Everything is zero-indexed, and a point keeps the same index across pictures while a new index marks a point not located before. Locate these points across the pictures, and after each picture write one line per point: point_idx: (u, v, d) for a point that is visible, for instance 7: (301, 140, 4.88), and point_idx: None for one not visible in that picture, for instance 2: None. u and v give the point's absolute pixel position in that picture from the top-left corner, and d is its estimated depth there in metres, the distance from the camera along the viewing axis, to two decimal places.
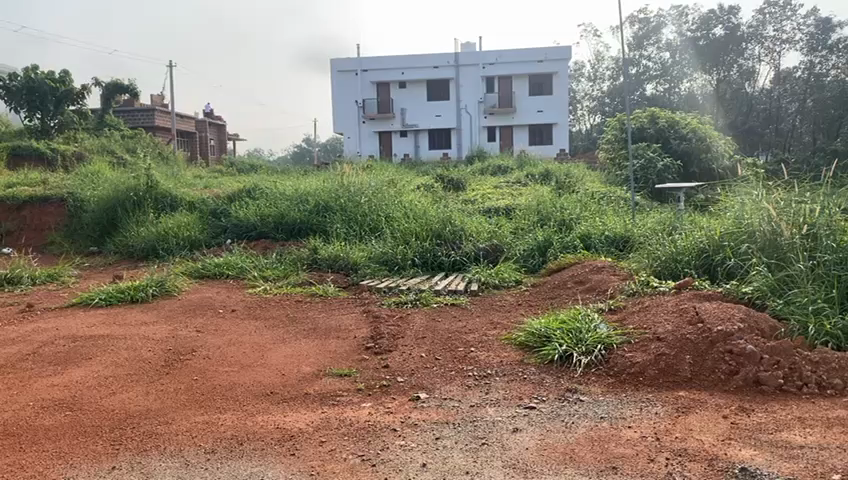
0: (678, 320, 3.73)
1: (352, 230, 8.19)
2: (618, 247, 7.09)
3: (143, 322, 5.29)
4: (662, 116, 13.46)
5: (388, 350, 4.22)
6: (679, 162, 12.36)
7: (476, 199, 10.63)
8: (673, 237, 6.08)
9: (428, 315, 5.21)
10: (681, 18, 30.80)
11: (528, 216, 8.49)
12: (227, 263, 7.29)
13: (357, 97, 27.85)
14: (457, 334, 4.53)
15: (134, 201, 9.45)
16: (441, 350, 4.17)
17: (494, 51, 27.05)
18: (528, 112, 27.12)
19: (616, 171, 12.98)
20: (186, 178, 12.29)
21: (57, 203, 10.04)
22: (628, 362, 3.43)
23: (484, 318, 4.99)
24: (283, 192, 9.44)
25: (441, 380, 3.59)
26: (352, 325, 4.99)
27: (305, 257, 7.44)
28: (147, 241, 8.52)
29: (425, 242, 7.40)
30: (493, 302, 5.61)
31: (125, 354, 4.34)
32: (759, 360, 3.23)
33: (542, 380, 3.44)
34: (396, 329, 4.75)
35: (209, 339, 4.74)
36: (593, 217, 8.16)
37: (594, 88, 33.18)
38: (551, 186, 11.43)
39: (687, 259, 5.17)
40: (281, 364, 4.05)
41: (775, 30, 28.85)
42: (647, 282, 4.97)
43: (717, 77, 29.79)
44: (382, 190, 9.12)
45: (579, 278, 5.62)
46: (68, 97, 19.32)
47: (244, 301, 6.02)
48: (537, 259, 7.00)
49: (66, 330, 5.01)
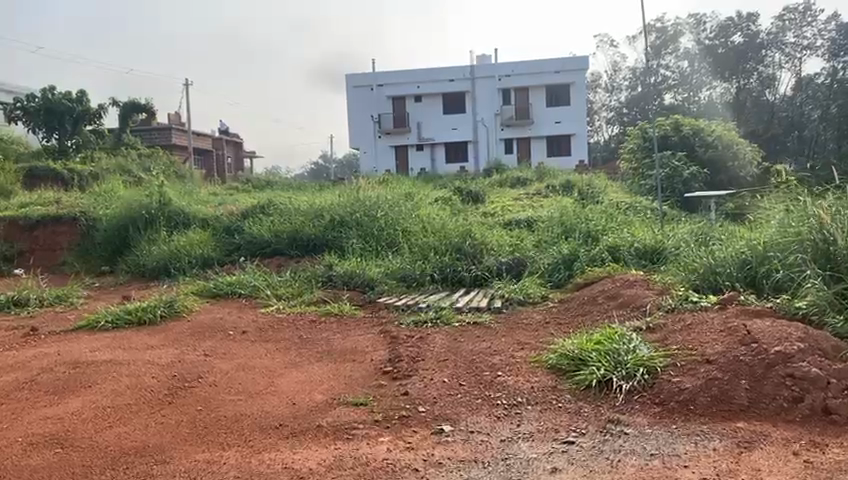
0: (728, 340, 3.37)
1: (369, 245, 7.92)
2: (649, 260, 6.71)
3: (149, 345, 5.01)
4: (686, 123, 13.10)
5: (408, 374, 3.90)
6: (706, 170, 11.92)
7: (497, 211, 10.29)
8: (709, 248, 5.72)
9: (449, 335, 4.87)
10: (698, 27, 30.37)
11: (551, 228, 8.13)
12: (239, 281, 7.04)
13: (373, 111, 27.71)
14: (481, 357, 4.20)
15: (146, 219, 9.25)
16: (465, 375, 3.84)
17: (509, 63, 26.81)
18: (545, 123, 26.85)
19: (640, 180, 12.59)
20: (202, 196, 12.14)
21: (70, 222, 9.82)
22: (676, 389, 3.06)
23: (510, 338, 4.65)
24: (298, 207, 9.19)
25: (467, 410, 3.25)
26: (368, 347, 4.67)
27: (320, 274, 7.15)
28: (161, 260, 8.28)
29: (445, 257, 7.08)
30: (519, 320, 5.25)
31: (127, 382, 4.06)
32: (825, 386, 2.88)
33: (579, 409, 3.10)
34: (415, 351, 4.43)
35: (217, 364, 4.44)
36: (618, 229, 7.80)
37: (611, 99, 32.82)
38: (574, 197, 11.09)
39: (726, 270, 4.81)
40: (293, 391, 3.75)
41: (795, 36, 28.57)
42: (686, 297, 4.62)
43: (736, 85, 29.37)
44: (400, 204, 8.85)
45: (610, 293, 5.30)
46: (84, 118, 19.40)
47: (256, 322, 5.73)
48: (563, 272, 6.63)
49: (69, 356, 4.75)
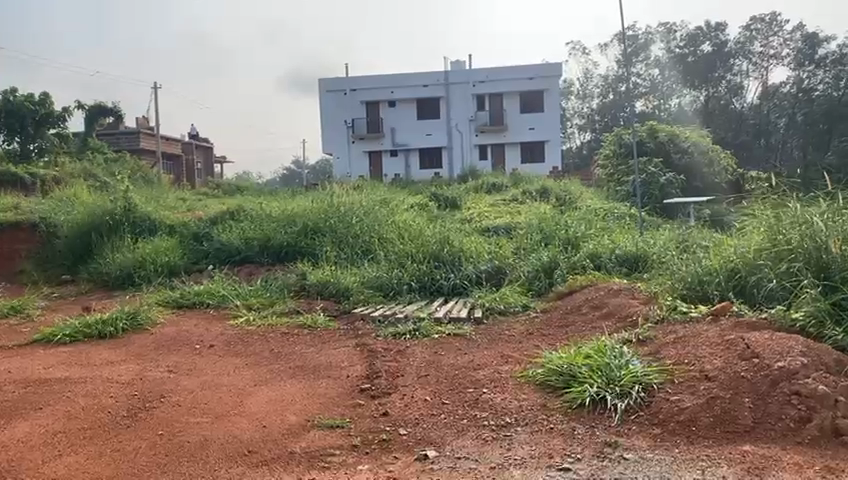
0: (726, 354, 3.19)
1: (343, 253, 7.66)
2: (632, 267, 6.55)
3: (109, 361, 4.69)
4: (662, 130, 13.08)
5: (386, 392, 3.66)
6: (682, 177, 11.86)
7: (474, 218, 10.09)
8: (694, 256, 5.58)
9: (429, 348, 4.64)
10: (669, 35, 30.63)
11: (531, 234, 7.95)
12: (208, 291, 6.73)
13: (347, 116, 27.46)
14: (464, 371, 3.98)
15: (110, 226, 8.86)
16: (448, 392, 3.61)
17: (484, 70, 26.72)
18: (519, 129, 26.81)
19: (616, 187, 12.51)
20: (170, 202, 11.73)
21: (30, 229, 9.38)
22: (676, 408, 2.88)
23: (493, 351, 4.44)
24: (270, 214, 8.88)
25: (452, 433, 3.02)
26: (344, 362, 4.41)
27: (293, 283, 6.87)
28: (124, 268, 7.91)
29: (422, 265, 6.86)
30: (501, 331, 5.04)
31: (83, 402, 3.75)
32: (833, 404, 2.71)
33: (573, 431, 2.89)
34: (394, 366, 4.18)
35: (182, 381, 4.15)
36: (599, 236, 7.66)
37: (583, 106, 32.90)
38: (551, 203, 10.95)
39: (714, 280, 4.67)
40: (264, 412, 3.48)
41: (762, 45, 29.14)
42: (674, 307, 4.46)
43: (705, 93, 29.64)
44: (375, 210, 8.60)
45: (594, 302, 5.18)
46: (47, 121, 18.77)
47: (224, 335, 5.43)
48: (544, 280, 6.44)
49: (20, 373, 4.42)
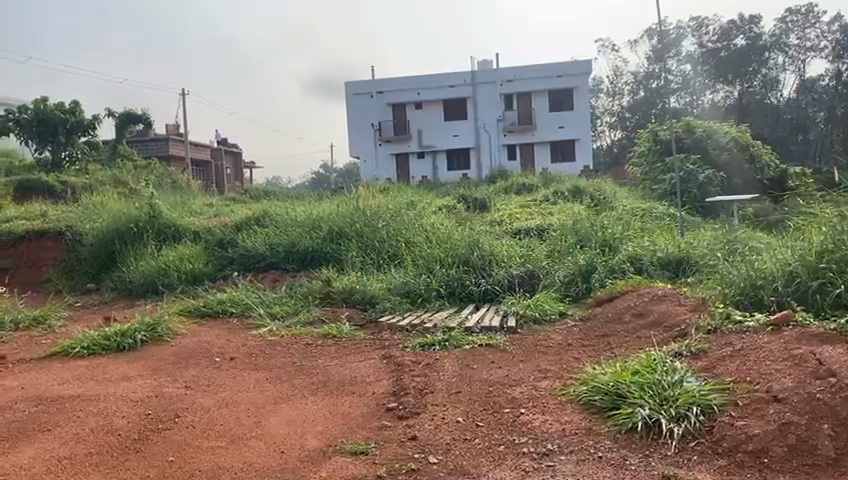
0: (796, 373, 2.84)
1: (370, 258, 7.41)
2: (676, 271, 6.16)
3: (125, 375, 4.49)
4: (699, 126, 12.57)
5: (415, 413, 3.36)
6: (722, 174, 11.37)
7: (504, 219, 9.74)
8: (746, 258, 5.20)
9: (460, 360, 4.34)
10: (700, 30, 29.47)
11: (565, 235, 7.59)
12: (231, 299, 6.52)
13: (373, 119, 27.30)
14: (499, 388, 3.67)
15: (134, 233, 8.73)
16: (481, 412, 3.31)
17: (512, 68, 26.30)
18: (549, 128, 26.32)
19: (652, 186, 12.06)
20: (196, 207, 11.62)
21: (56, 237, 9.31)
22: (742, 435, 2.54)
23: (530, 364, 4.12)
24: (295, 218, 8.64)
25: (488, 462, 2.72)
26: (370, 376, 4.14)
27: (317, 290, 6.62)
28: (149, 276, 7.75)
29: (451, 270, 6.56)
30: (537, 342, 4.72)
31: (94, 423, 3.53)
32: None
33: (624, 461, 2.57)
34: (422, 381, 3.89)
35: (198, 398, 3.91)
36: (637, 236, 7.30)
37: (613, 104, 32.17)
38: (585, 204, 10.54)
39: (770, 284, 4.31)
40: (282, 435, 3.22)
41: (798, 37, 28.29)
42: (728, 315, 4.10)
43: (739, 88, 28.73)
44: (403, 213, 8.33)
45: (638, 310, 4.87)
46: (78, 128, 18.75)
47: (246, 346, 5.20)
48: (581, 286, 6.10)
49: (35, 389, 4.23)
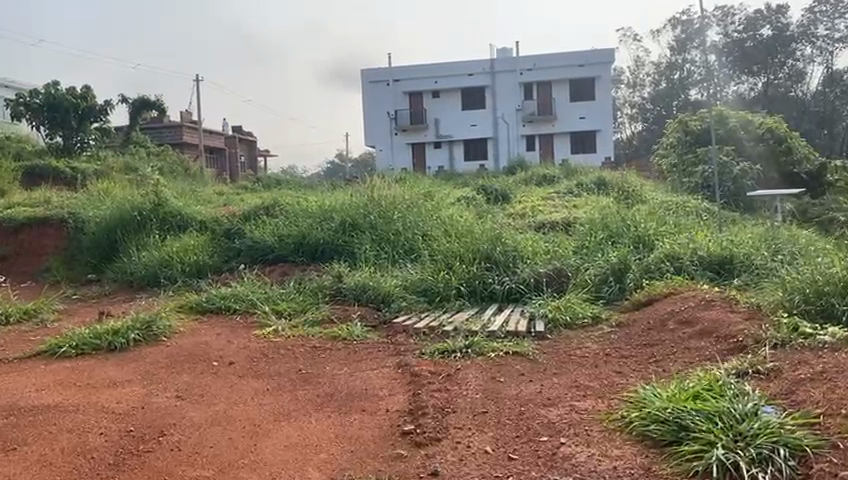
0: None
1: (384, 252, 6.92)
2: (721, 273, 5.59)
3: (112, 381, 4.03)
4: (731, 115, 11.89)
5: (435, 439, 2.87)
6: (757, 167, 10.70)
7: (526, 212, 9.20)
8: (806, 262, 4.63)
9: (486, 372, 3.83)
10: (726, 19, 28.60)
11: (593, 230, 7.02)
12: (234, 295, 6.05)
13: (389, 107, 26.75)
14: (532, 409, 3.16)
15: (137, 222, 8.29)
16: (513, 440, 2.80)
17: (532, 57, 25.62)
18: (569, 118, 25.62)
19: (680, 178, 11.45)
20: (206, 196, 11.17)
21: (58, 225, 8.89)
22: None
23: (565, 379, 3.61)
24: (305, 208, 8.13)
25: None
26: (383, 390, 3.64)
27: (328, 286, 6.15)
28: (151, 267, 7.33)
29: (472, 266, 6.02)
30: (570, 351, 4.20)
31: (66, 442, 3.06)
32: None
33: None
34: (442, 397, 3.39)
35: (189, 412, 3.44)
36: (674, 233, 6.74)
37: (634, 95, 31.25)
38: (613, 197, 9.93)
39: (841, 291, 3.78)
40: (279, 464, 2.75)
41: (827, 28, 27.26)
42: (798, 328, 3.54)
43: (764, 79, 27.74)
44: (419, 205, 7.80)
45: (683, 316, 4.33)
46: (90, 114, 18.32)
47: (249, 348, 4.73)
48: (614, 286, 5.56)
49: (11, 397, 3.78)
